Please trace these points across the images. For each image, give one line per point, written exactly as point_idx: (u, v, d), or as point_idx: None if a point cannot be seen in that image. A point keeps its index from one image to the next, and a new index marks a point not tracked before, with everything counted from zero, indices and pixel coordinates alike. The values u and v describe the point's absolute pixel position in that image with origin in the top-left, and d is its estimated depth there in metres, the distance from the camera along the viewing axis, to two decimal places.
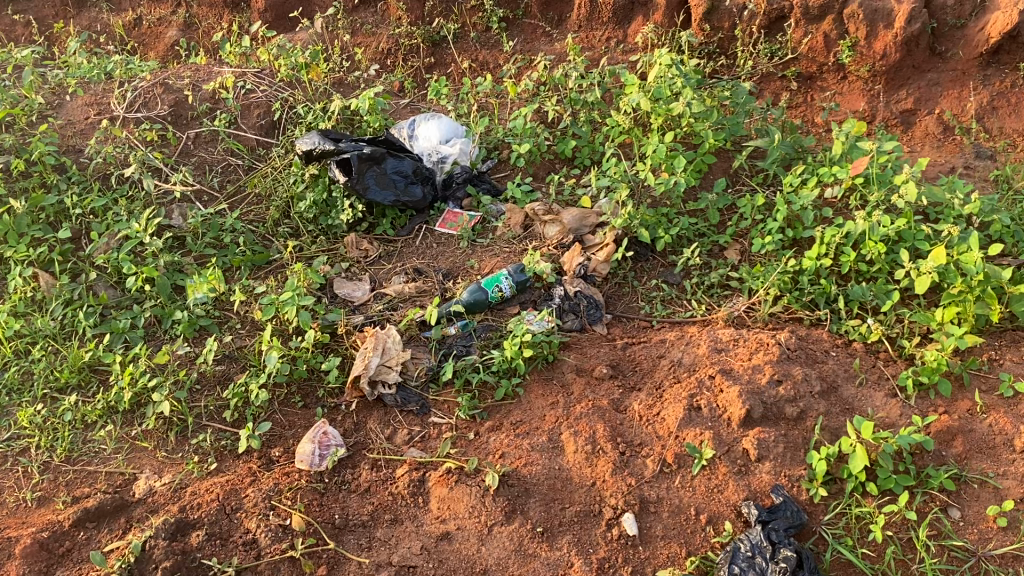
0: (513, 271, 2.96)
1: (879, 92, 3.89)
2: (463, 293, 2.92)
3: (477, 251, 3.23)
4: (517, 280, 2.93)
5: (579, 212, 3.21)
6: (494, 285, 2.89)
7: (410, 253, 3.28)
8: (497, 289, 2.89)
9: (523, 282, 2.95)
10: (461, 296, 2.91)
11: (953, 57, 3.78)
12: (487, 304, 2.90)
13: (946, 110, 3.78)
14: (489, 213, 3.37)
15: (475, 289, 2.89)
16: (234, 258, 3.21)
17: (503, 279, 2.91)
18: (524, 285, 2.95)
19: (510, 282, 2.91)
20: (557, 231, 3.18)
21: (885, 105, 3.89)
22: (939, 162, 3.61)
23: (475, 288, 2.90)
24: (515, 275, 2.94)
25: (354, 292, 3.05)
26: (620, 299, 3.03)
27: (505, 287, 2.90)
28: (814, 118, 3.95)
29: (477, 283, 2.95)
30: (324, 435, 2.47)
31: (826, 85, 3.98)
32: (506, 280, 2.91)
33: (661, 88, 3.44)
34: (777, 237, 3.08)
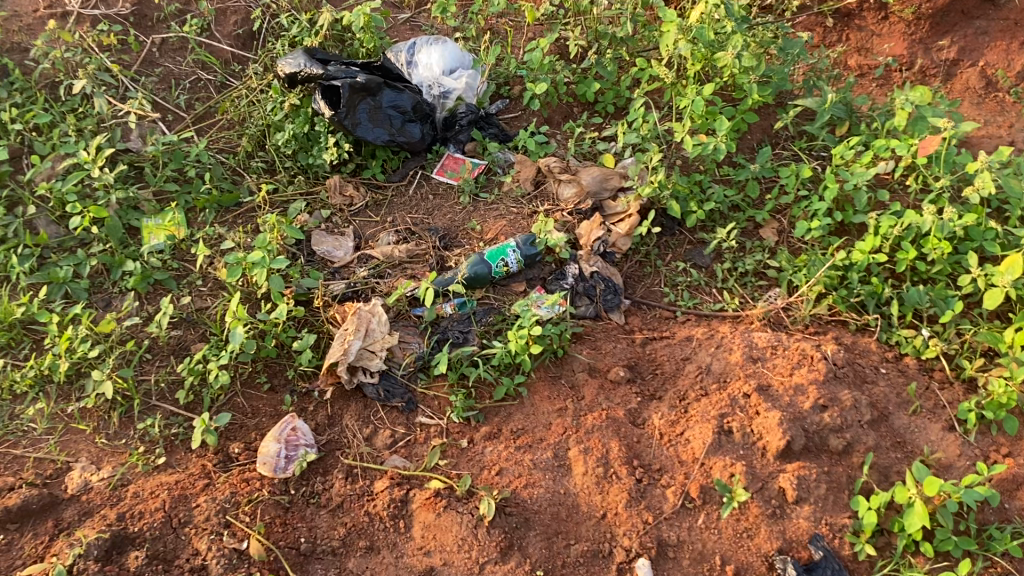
0: (522, 241, 2.58)
1: (922, 39, 3.43)
2: (464, 263, 2.54)
3: (479, 212, 2.83)
4: (525, 254, 2.55)
5: (600, 173, 2.81)
6: (499, 259, 2.52)
7: (402, 205, 2.87)
8: (502, 263, 2.52)
9: (533, 254, 2.57)
10: (460, 268, 2.53)
11: (1008, 5, 3.33)
12: (489, 279, 2.52)
13: (991, 64, 3.35)
14: (496, 163, 2.96)
15: (477, 259, 2.52)
16: (199, 198, 2.78)
17: (510, 249, 2.54)
18: (533, 259, 2.57)
19: (517, 256, 2.54)
20: (574, 194, 2.81)
21: (926, 54, 3.42)
22: (980, 122, 3.17)
23: (478, 258, 2.53)
24: (523, 248, 2.56)
25: (336, 250, 2.67)
26: (640, 281, 2.67)
27: (511, 259, 2.53)
28: (847, 61, 3.51)
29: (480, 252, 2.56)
30: (292, 433, 2.12)
31: (863, 25, 3.52)
32: (514, 252, 2.53)
33: (704, 31, 2.98)
34: (825, 222, 2.70)
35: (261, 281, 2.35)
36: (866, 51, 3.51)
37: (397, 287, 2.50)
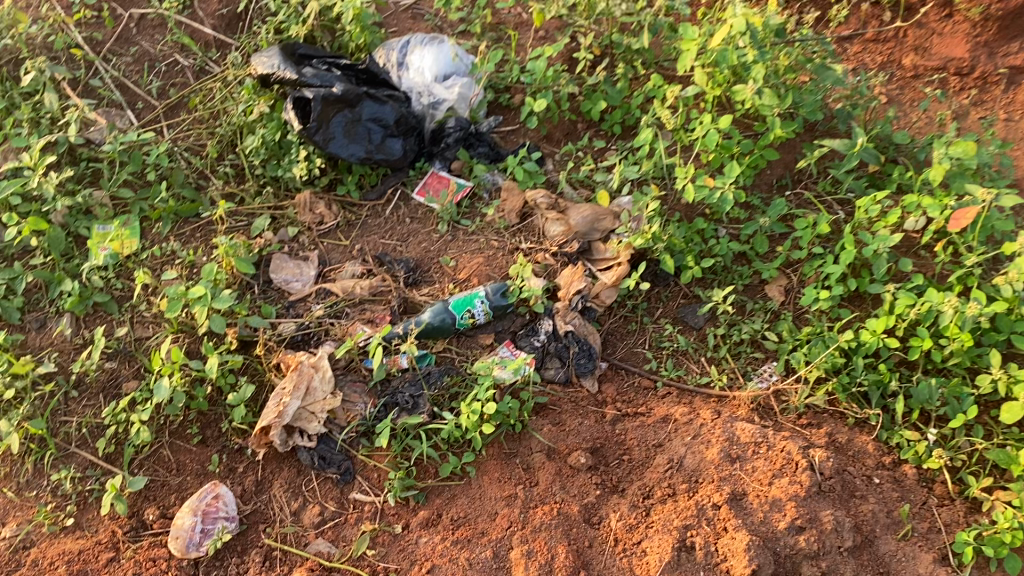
0: (495, 288, 2.35)
1: (987, 42, 2.98)
2: (428, 310, 2.32)
3: (456, 244, 2.59)
4: (496, 304, 2.33)
5: (591, 212, 2.54)
6: (465, 309, 2.30)
7: (375, 227, 2.64)
8: (467, 314, 2.30)
9: (504, 305, 2.34)
10: (423, 316, 2.30)
11: None
12: (452, 329, 2.31)
13: None
14: (483, 186, 2.71)
15: (441, 307, 2.30)
16: (155, 206, 2.57)
17: (479, 298, 2.31)
18: (504, 311, 2.34)
19: (485, 307, 2.31)
20: (561, 231, 2.54)
21: (991, 59, 2.98)
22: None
23: (443, 306, 2.31)
24: (495, 297, 2.33)
25: (295, 278, 2.46)
26: (623, 339, 2.42)
27: (480, 309, 2.30)
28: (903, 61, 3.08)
29: (447, 299, 2.34)
30: (212, 504, 1.95)
31: (924, 21, 3.05)
32: (483, 302, 2.31)
33: (727, 54, 2.64)
34: (837, 290, 2.41)
35: (201, 319, 2.15)
36: (924, 52, 3.07)
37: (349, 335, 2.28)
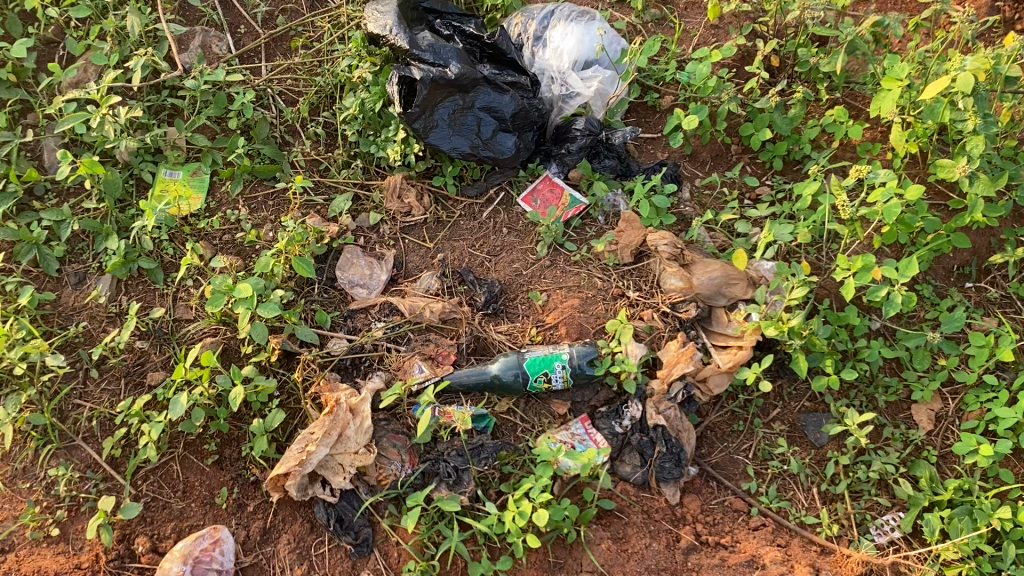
0: (582, 351, 1.96)
1: None
2: (499, 360, 1.97)
3: (553, 273, 2.20)
4: (579, 370, 1.95)
5: (721, 273, 2.09)
6: (541, 371, 1.93)
7: (467, 232, 2.28)
8: (543, 377, 1.93)
9: (590, 371, 1.96)
10: (492, 367, 1.96)
11: None
12: (522, 390, 1.95)
13: None
14: (601, 207, 2.28)
15: (514, 361, 1.95)
16: (229, 161, 2.27)
17: (560, 360, 1.94)
18: (588, 381, 1.97)
19: (566, 372, 1.93)
20: (679, 287, 2.10)
21: None
22: None
23: (517, 360, 1.95)
24: (579, 364, 1.94)
25: (362, 282, 2.13)
26: (723, 439, 2.02)
27: (559, 373, 1.93)
28: None
29: (524, 351, 1.98)
30: (207, 550, 1.71)
31: None
32: (564, 366, 1.93)
33: (936, 108, 2.09)
34: (1005, 443, 1.92)
35: (243, 326, 1.88)
36: None
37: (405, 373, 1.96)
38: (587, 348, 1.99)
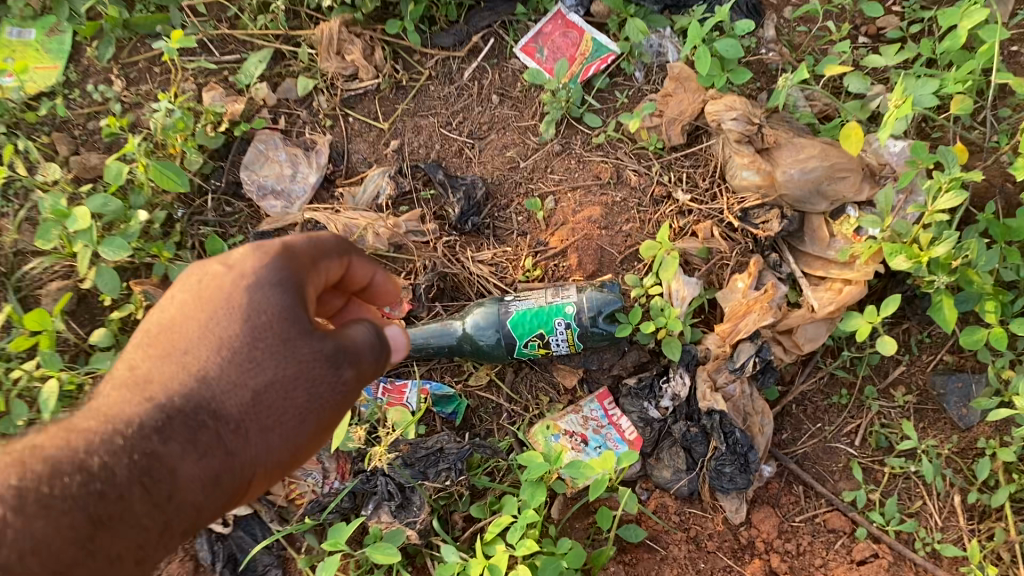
0: (597, 299, 1.25)
1: None
2: (477, 312, 1.28)
3: (565, 165, 1.48)
4: (591, 329, 1.24)
5: (822, 162, 1.33)
6: (531, 331, 1.24)
7: (438, 105, 1.56)
8: (535, 339, 1.25)
9: (610, 328, 1.25)
10: (467, 318, 1.29)
11: None
12: (506, 355, 1.28)
13: None
14: (641, 56, 1.52)
15: (497, 316, 1.26)
16: (94, 10, 1.56)
17: (561, 317, 1.23)
18: (603, 340, 1.26)
19: (569, 330, 1.24)
20: (755, 185, 1.37)
21: None
22: None
23: (500, 314, 1.26)
24: (591, 319, 1.24)
25: (279, 188, 1.46)
26: (814, 419, 1.35)
27: (560, 334, 1.24)
28: None
29: (517, 298, 1.28)
30: None
31: None
32: (569, 325, 1.23)
33: None
34: None
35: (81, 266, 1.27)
36: None
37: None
38: (605, 294, 1.26)
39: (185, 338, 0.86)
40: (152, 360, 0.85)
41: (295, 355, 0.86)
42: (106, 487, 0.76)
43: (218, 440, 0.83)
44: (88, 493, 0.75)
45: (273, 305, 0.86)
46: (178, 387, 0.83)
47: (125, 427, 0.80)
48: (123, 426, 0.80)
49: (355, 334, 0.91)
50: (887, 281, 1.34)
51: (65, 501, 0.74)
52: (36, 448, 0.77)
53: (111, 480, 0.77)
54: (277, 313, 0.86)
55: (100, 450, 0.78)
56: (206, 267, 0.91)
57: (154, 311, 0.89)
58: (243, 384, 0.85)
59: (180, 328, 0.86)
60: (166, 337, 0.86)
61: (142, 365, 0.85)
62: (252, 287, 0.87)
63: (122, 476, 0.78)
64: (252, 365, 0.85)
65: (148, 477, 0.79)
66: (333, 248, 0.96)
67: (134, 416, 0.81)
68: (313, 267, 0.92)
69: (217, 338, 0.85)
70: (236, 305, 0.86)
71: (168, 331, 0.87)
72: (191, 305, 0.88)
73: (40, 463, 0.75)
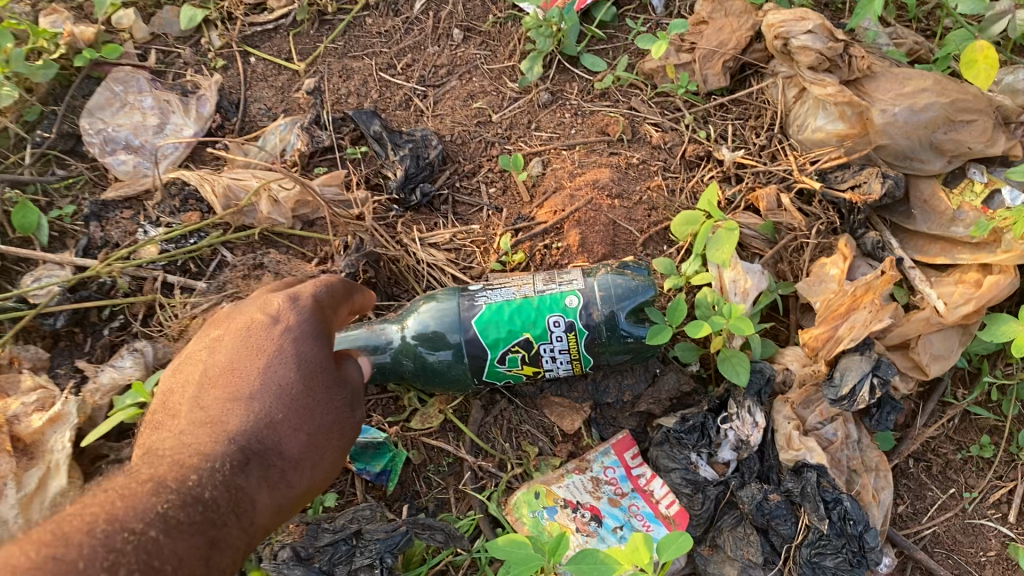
0: (615, 287, 0.78)
1: None
2: (423, 307, 0.80)
3: (556, 119, 1.04)
4: (607, 332, 0.78)
5: (940, 97, 0.90)
6: (510, 335, 0.77)
7: (376, 41, 1.11)
8: (514, 348, 0.77)
9: (636, 330, 0.79)
10: (406, 318, 0.81)
11: None
12: (468, 377, 0.80)
13: None
14: None
15: (456, 313, 0.79)
16: None
17: (557, 313, 0.77)
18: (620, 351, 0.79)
19: (569, 335, 0.77)
20: (836, 136, 0.94)
21: None
22: None
23: (462, 310, 0.78)
24: (606, 317, 0.77)
25: (136, 143, 0.99)
26: (943, 485, 0.87)
27: (557, 341, 0.77)
28: None
29: (486, 287, 0.81)
30: None
31: None
32: (570, 326, 0.77)
33: None
34: None
35: None
36: None
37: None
38: (628, 279, 0.79)
39: (227, 379, 0.62)
40: (201, 396, 0.61)
41: (336, 400, 0.64)
42: (209, 516, 0.55)
43: (285, 484, 0.60)
44: (203, 528, 0.54)
45: (320, 352, 0.64)
46: (234, 425, 0.59)
47: (208, 458, 0.57)
48: (205, 459, 0.57)
49: (353, 370, 0.68)
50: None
51: (190, 529, 0.53)
52: (148, 479, 0.54)
53: (216, 510, 0.55)
54: (324, 357, 0.64)
55: (201, 480, 0.56)
56: (221, 321, 0.67)
57: (176, 373, 0.65)
58: (299, 420, 0.61)
59: (219, 370, 0.62)
60: (204, 380, 0.62)
61: (187, 407, 0.61)
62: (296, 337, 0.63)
63: (219, 511, 0.55)
64: (307, 409, 0.62)
65: (237, 513, 0.57)
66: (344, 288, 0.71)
67: (207, 452, 0.58)
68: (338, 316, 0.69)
69: (270, 384, 0.61)
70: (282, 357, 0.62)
71: (206, 379, 0.62)
72: (223, 349, 0.64)
73: (142, 489, 0.53)
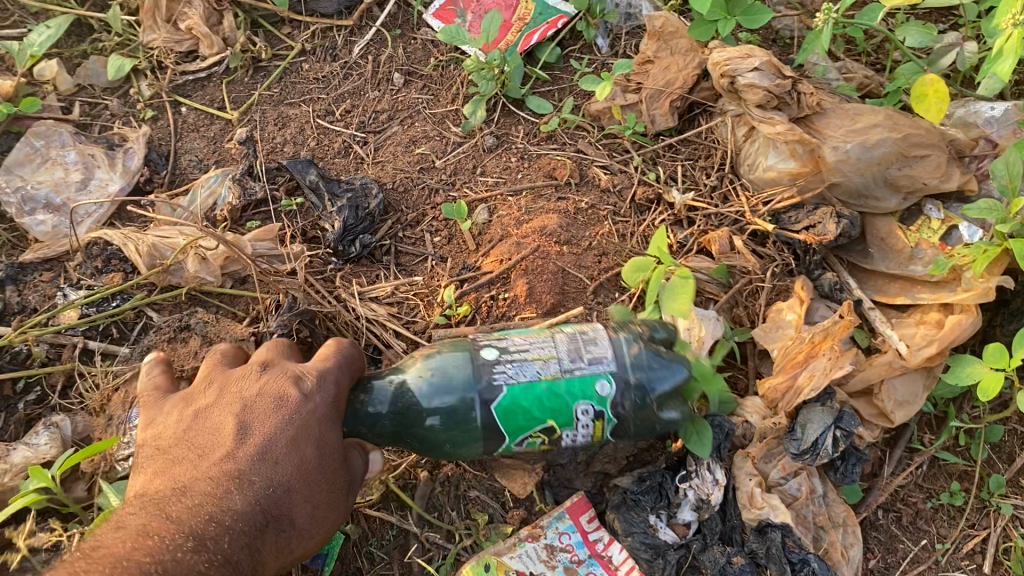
0: (648, 363, 0.68)
1: None
2: (424, 370, 0.68)
3: (502, 164, 1.00)
4: (634, 416, 0.67)
5: (892, 132, 0.88)
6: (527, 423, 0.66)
7: (312, 86, 1.07)
8: (531, 436, 0.67)
9: (660, 412, 0.69)
10: (407, 376, 0.69)
11: None
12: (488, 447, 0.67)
13: None
14: (605, 16, 1.08)
15: (468, 372, 0.66)
16: None
17: (586, 399, 0.66)
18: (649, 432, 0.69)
19: (595, 422, 0.66)
20: (789, 175, 0.91)
21: None
22: None
23: (474, 372, 0.66)
24: (636, 393, 0.67)
25: (57, 201, 0.93)
26: (914, 538, 0.83)
27: (581, 429, 0.67)
28: None
29: (500, 345, 0.68)
30: None
31: None
32: (599, 414, 0.66)
33: None
34: None
35: None
36: None
37: (106, 428, 0.78)
38: (660, 355, 0.69)
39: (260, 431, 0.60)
40: (230, 446, 0.59)
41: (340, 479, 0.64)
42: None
43: (288, 551, 0.61)
44: None
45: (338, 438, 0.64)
46: (259, 487, 0.58)
47: (237, 507, 0.57)
48: (230, 518, 0.56)
49: (358, 458, 0.67)
50: (999, 311, 0.87)
51: None
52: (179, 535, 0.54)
53: (238, 572, 0.56)
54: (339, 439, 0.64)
55: (225, 546, 0.55)
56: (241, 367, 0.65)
57: (200, 406, 0.62)
58: (311, 495, 0.61)
59: (250, 424, 0.60)
60: (236, 422, 0.60)
61: (219, 450, 0.59)
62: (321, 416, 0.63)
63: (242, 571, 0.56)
64: (320, 487, 0.62)
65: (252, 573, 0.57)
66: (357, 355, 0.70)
67: (227, 514, 0.56)
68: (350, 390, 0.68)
69: (294, 457, 0.60)
70: (305, 435, 0.61)
71: (236, 428, 0.60)
72: (252, 397, 0.62)
73: (185, 542, 0.54)
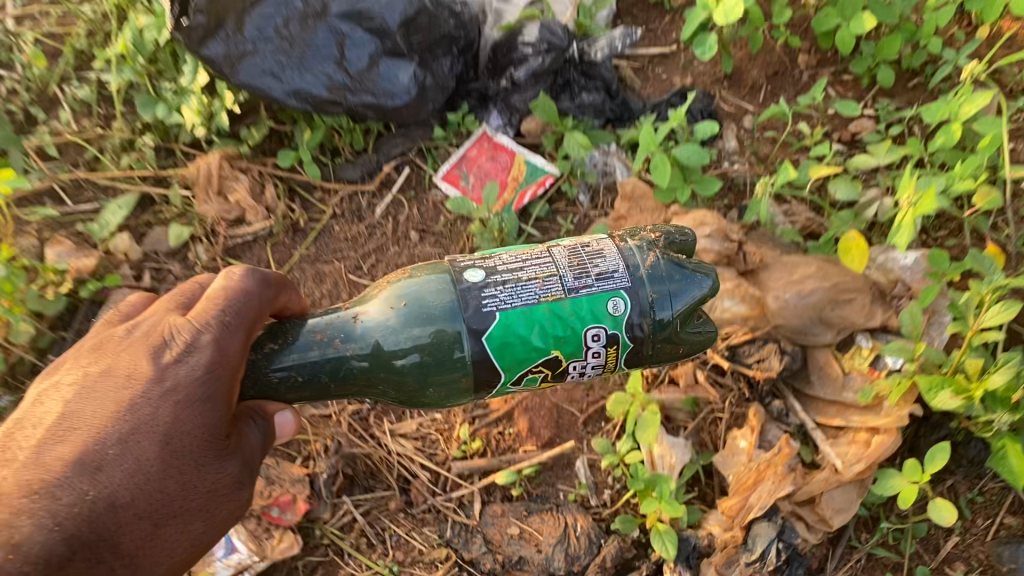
0: (668, 276, 0.82)
1: None
2: (399, 296, 0.78)
3: None
4: (649, 344, 0.82)
5: (823, 283, 1.06)
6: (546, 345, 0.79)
7: (344, 244, 1.28)
8: (552, 355, 0.80)
9: (675, 340, 0.83)
10: (368, 312, 0.77)
11: None
12: (464, 384, 0.79)
13: None
14: (585, 176, 1.28)
15: (451, 298, 0.78)
16: None
17: (600, 325, 0.80)
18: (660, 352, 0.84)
19: (604, 342, 0.81)
20: (741, 316, 1.08)
21: None
22: None
23: (461, 300, 0.78)
24: (660, 310, 0.81)
25: None
26: None
27: (592, 355, 0.81)
28: None
29: (489, 272, 0.81)
30: None
31: None
32: (613, 339, 0.80)
33: None
34: None
35: None
36: None
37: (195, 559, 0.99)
38: (681, 267, 0.84)
39: (90, 424, 0.61)
40: (48, 446, 0.59)
41: (206, 477, 0.64)
42: None
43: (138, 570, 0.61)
44: None
45: (194, 423, 0.64)
46: (86, 494, 0.58)
47: (52, 522, 0.57)
48: (51, 521, 0.57)
49: (249, 433, 0.69)
50: (922, 424, 1.05)
51: None
52: None
53: None
54: (208, 425, 0.64)
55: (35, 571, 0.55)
56: (113, 332, 0.68)
57: (46, 396, 0.63)
58: (157, 510, 0.62)
59: (82, 418, 0.61)
60: (69, 414, 0.61)
61: (34, 451, 0.59)
62: (179, 403, 0.63)
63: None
64: (175, 485, 0.62)
65: None
66: (251, 299, 0.70)
67: (41, 530, 0.56)
68: (233, 380, 0.67)
69: (128, 457, 0.60)
70: (152, 429, 0.62)
71: (60, 425, 0.60)
72: (103, 378, 0.63)
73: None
